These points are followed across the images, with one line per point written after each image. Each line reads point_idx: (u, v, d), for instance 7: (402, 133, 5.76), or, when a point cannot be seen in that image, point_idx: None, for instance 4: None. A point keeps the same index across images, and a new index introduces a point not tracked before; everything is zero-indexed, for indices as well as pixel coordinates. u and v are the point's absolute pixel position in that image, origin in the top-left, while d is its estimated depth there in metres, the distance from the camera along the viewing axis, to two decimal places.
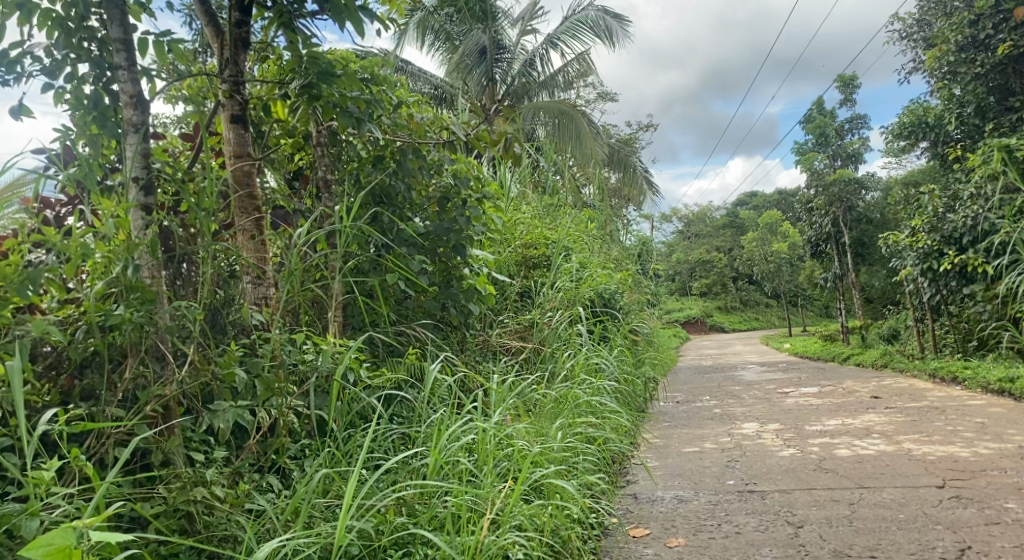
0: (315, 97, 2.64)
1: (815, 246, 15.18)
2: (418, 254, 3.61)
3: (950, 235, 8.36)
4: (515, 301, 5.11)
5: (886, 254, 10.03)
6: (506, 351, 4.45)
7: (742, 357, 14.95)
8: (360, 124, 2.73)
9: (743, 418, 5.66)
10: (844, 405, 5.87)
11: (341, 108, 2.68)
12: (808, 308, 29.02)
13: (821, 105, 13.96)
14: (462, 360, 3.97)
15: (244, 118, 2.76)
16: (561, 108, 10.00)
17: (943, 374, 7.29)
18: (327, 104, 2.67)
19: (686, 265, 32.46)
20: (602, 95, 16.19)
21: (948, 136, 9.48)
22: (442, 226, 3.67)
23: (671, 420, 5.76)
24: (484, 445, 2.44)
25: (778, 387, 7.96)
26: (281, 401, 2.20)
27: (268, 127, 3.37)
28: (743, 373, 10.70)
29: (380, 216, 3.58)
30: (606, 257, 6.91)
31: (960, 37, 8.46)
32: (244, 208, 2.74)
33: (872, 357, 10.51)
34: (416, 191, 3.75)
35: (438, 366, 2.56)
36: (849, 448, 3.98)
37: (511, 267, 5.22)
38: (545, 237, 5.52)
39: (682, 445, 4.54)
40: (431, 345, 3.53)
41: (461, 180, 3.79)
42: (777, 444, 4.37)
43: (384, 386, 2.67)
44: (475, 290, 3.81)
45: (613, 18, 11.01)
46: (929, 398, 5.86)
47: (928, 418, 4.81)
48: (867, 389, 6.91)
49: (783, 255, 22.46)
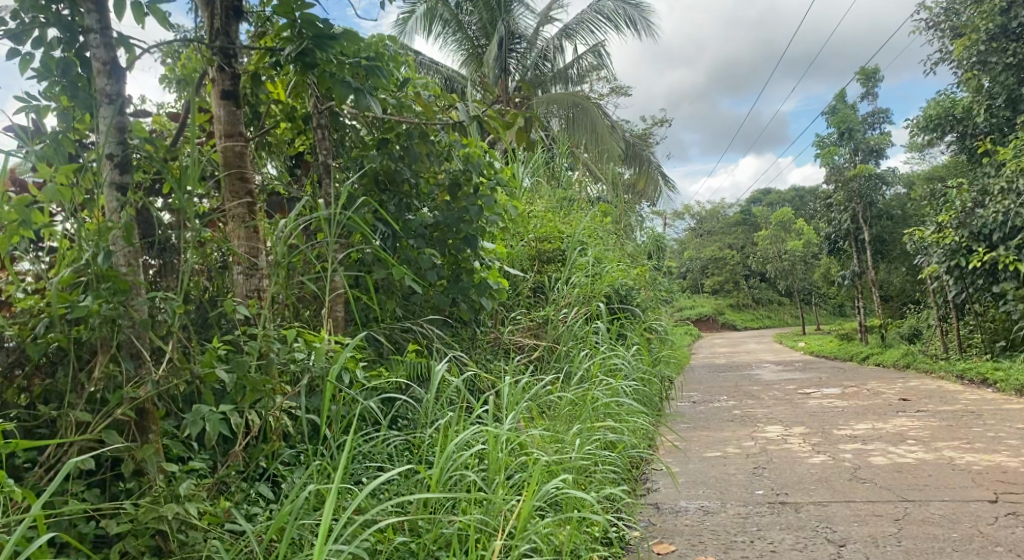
0: (310, 65, 2.45)
1: (833, 242, 14.83)
2: (427, 246, 3.40)
3: (979, 232, 8.05)
4: (528, 297, 4.89)
5: (911, 251, 9.71)
6: (519, 349, 4.26)
7: (757, 356, 14.64)
8: (359, 97, 2.53)
9: (766, 420, 5.41)
10: (871, 408, 5.60)
11: (339, 78, 2.49)
12: (822, 306, 28.59)
13: (842, 98, 13.60)
14: (473, 359, 3.76)
15: (235, 94, 2.55)
16: (574, 100, 9.76)
17: (972, 377, 7.00)
18: (323, 72, 2.48)
19: (698, 262, 32.06)
20: (614, 88, 15.90)
21: (976, 129, 9.13)
22: (452, 216, 3.45)
23: (691, 421, 5.51)
24: (495, 454, 2.22)
25: (798, 388, 7.69)
26: (268, 405, 2.00)
27: (265, 107, 3.19)
28: (761, 372, 10.41)
29: (385, 205, 3.38)
30: (621, 252, 6.66)
31: (991, 26, 8.10)
32: (234, 192, 2.53)
33: (893, 357, 10.20)
34: (424, 178, 3.54)
35: (445, 365, 2.35)
36: (886, 455, 3.74)
37: (524, 261, 5.01)
38: (559, 230, 5.28)
39: (703, 449, 4.29)
40: (438, 342, 3.34)
41: (472, 165, 3.57)
42: (806, 449, 4.12)
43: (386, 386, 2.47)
44: (486, 284, 3.60)
45: (633, 7, 10.75)
46: (961, 401, 5.59)
47: (965, 423, 4.55)
48: (892, 391, 6.63)
49: (797, 252, 22.07)
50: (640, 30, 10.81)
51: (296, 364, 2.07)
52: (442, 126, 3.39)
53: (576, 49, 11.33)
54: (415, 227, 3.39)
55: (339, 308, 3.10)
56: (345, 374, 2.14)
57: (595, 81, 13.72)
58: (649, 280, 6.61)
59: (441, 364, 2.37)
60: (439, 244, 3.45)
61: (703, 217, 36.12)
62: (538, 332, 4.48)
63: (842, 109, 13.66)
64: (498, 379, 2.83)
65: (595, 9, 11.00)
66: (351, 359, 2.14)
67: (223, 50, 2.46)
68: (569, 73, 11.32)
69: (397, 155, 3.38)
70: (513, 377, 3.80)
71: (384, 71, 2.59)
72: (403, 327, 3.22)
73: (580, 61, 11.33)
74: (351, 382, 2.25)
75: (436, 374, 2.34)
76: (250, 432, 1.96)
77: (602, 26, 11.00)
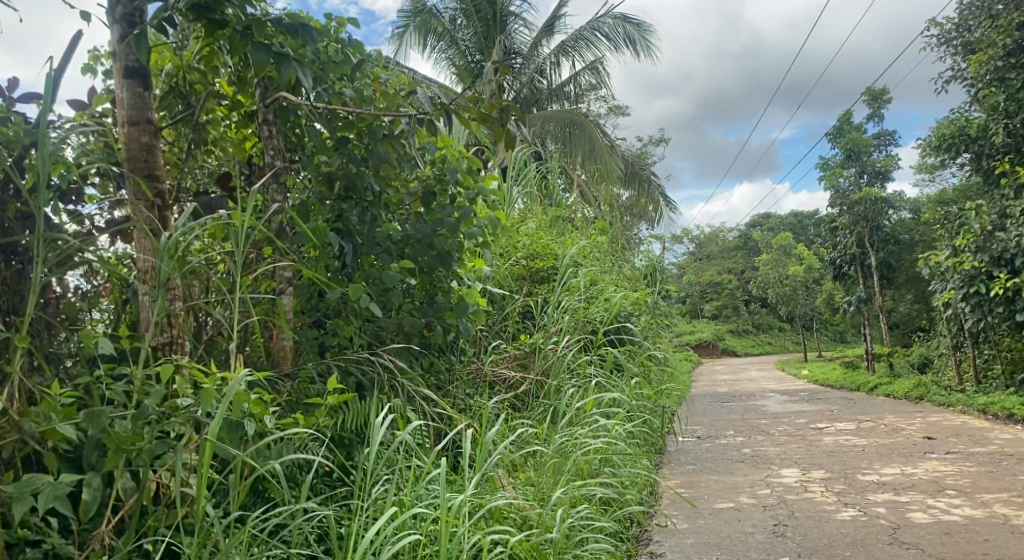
0: (216, 23, 2.20)
1: (838, 267, 14.35)
2: (394, 263, 2.94)
3: (999, 257, 7.60)
4: (517, 323, 4.42)
5: (926, 276, 9.21)
6: (503, 382, 3.79)
7: (759, 384, 14.07)
8: (280, 63, 2.22)
9: (779, 461, 4.88)
10: (894, 448, 5.08)
11: (254, 40, 2.19)
12: (823, 332, 28.03)
13: (848, 118, 13.21)
14: (447, 395, 3.31)
15: (142, 72, 2.10)
16: (571, 117, 9.35)
17: (998, 413, 6.50)
18: (234, 33, 2.20)
19: (697, 287, 31.47)
20: (612, 109, 15.52)
21: (992, 149, 8.63)
22: (424, 229, 3.00)
23: (695, 462, 4.98)
24: (444, 540, 1.74)
25: (810, 422, 7.15)
26: (165, 459, 1.64)
27: (199, 101, 2.80)
28: (766, 403, 9.85)
29: (345, 216, 2.93)
30: (619, 275, 6.18)
31: (1009, 40, 7.80)
32: (139, 192, 2.07)
33: (904, 387, 9.68)
34: (393, 186, 3.10)
35: (384, 416, 2.00)
36: (928, 513, 3.22)
37: (510, 282, 4.55)
38: (552, 248, 4.84)
39: (713, 499, 3.75)
40: (403, 379, 2.88)
41: (450, 171, 3.10)
42: (832, 502, 3.59)
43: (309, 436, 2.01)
44: (466, 305, 3.14)
45: (634, 26, 10.46)
46: (994, 441, 5.07)
47: (1007, 469, 4.06)
48: (914, 427, 6.10)
49: (798, 278, 21.62)
50: (638, 52, 10.55)
51: (182, 412, 1.67)
52: (409, 119, 2.94)
53: (573, 66, 10.96)
54: (381, 239, 2.93)
55: (285, 336, 2.72)
56: (248, 424, 1.73)
57: (592, 101, 13.33)
58: (650, 304, 6.13)
59: (381, 417, 2.01)
60: (409, 264, 3.01)
61: (701, 240, 35.59)
62: (526, 363, 3.96)
63: (848, 130, 13.24)
64: (466, 426, 2.41)
65: (592, 26, 10.61)
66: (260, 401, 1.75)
67: (124, 16, 2.08)
68: (565, 91, 10.94)
69: (360, 156, 2.94)
70: (493, 417, 3.33)
71: (312, 31, 2.33)
72: (362, 358, 2.76)
73: (577, 80, 10.97)
74: (263, 432, 1.88)
75: (373, 426, 1.98)
76: (131, 499, 1.59)
77: (600, 44, 10.64)
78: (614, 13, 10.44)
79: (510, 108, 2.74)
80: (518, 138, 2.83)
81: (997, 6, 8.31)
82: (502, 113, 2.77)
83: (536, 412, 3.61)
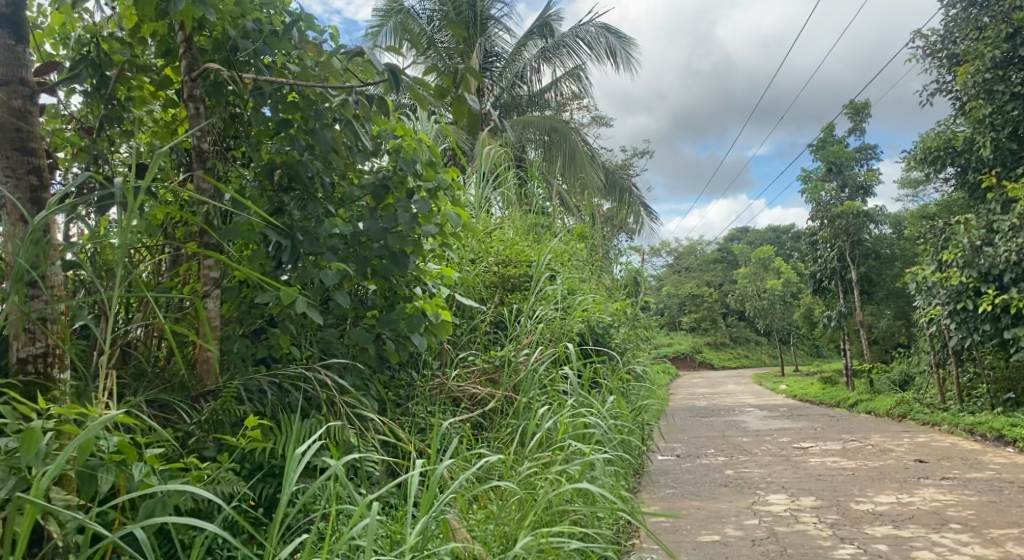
0: None
1: (818, 281, 14.18)
2: (338, 262, 2.59)
3: (987, 272, 7.41)
4: (487, 333, 4.11)
5: (911, 291, 8.99)
6: (467, 399, 3.53)
7: (737, 398, 13.80)
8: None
9: (764, 485, 4.55)
10: (886, 472, 4.78)
11: None
12: (801, 346, 28.01)
13: (830, 131, 13.06)
14: (401, 416, 3.05)
15: (14, 21, 1.82)
16: (551, 124, 9.05)
17: (988, 434, 6.26)
18: None
19: (676, 300, 31.24)
20: (594, 117, 15.24)
21: (980, 162, 8.45)
22: (375, 226, 2.65)
23: (675, 485, 4.64)
24: None
25: (793, 441, 6.86)
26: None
27: (116, 69, 2.45)
28: (746, 419, 9.55)
29: (285, 209, 2.59)
30: (598, 285, 5.87)
31: (998, 52, 7.63)
32: (8, 166, 1.77)
33: (886, 404, 9.47)
34: (345, 175, 2.75)
35: (308, 447, 1.78)
36: (935, 553, 2.92)
37: (481, 289, 4.23)
38: (526, 254, 4.51)
39: (697, 530, 3.42)
40: (348, 398, 2.54)
41: (405, 163, 2.71)
42: (828, 536, 3.26)
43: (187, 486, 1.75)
44: (421, 316, 2.80)
45: (615, 35, 10.25)
46: (990, 465, 4.80)
47: (1009, 498, 3.79)
48: (903, 449, 5.83)
49: (776, 292, 21.50)
50: (619, 62, 10.37)
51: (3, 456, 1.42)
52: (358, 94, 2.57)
53: (553, 72, 10.68)
54: (324, 236, 2.59)
55: (210, 345, 2.39)
56: (103, 479, 1.49)
57: (574, 108, 13.03)
58: (629, 315, 5.81)
59: (303, 448, 1.80)
60: (357, 265, 2.66)
61: (680, 253, 35.44)
62: (496, 378, 3.67)
63: (830, 143, 13.09)
64: (414, 459, 2.08)
65: (574, 32, 10.35)
66: (126, 453, 1.53)
67: None
68: (545, 98, 10.66)
69: (304, 142, 2.61)
70: (450, 440, 3.05)
71: None
72: (298, 373, 2.42)
73: (557, 86, 10.70)
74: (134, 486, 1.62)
75: (293, 459, 1.75)
76: None
77: (581, 50, 10.38)
78: (597, 20, 10.19)
79: (463, 78, 2.24)
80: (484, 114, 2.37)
81: (984, 18, 8.17)
82: (457, 85, 2.28)
83: (501, 433, 3.30)
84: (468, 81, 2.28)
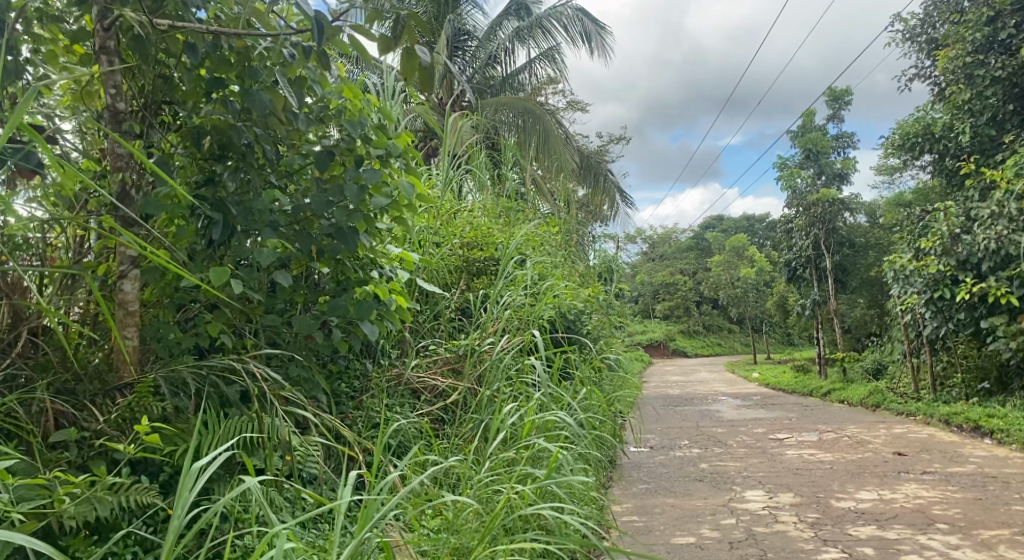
0: None
1: (793, 269, 14.09)
2: (276, 241, 2.32)
3: (965, 260, 7.32)
4: (451, 320, 3.86)
5: (887, 279, 8.89)
6: (427, 390, 3.29)
7: (710, 387, 13.71)
8: None
9: (740, 480, 4.36)
10: (865, 466, 4.63)
11: None
12: (773, 334, 28.18)
13: (808, 118, 12.94)
14: (351, 410, 2.81)
15: None
16: (525, 105, 8.74)
17: (965, 425, 6.16)
18: None
19: (650, 287, 31.17)
20: (570, 102, 14.95)
21: (958, 149, 8.34)
22: (320, 200, 2.38)
23: (648, 480, 4.42)
24: None
25: (768, 432, 6.72)
26: None
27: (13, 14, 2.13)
28: (720, 408, 9.42)
29: (217, 180, 2.32)
30: (571, 271, 5.62)
31: (979, 35, 7.51)
32: None
33: (859, 394, 9.41)
34: (287, 142, 2.47)
35: (207, 461, 1.55)
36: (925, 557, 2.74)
37: (445, 273, 3.97)
38: (494, 237, 4.26)
39: (671, 531, 3.22)
40: (287, 392, 2.26)
41: (352, 129, 2.46)
42: (810, 538, 3.06)
43: (65, 506, 1.62)
44: (371, 301, 2.54)
45: (591, 20, 9.91)
46: (971, 459, 4.66)
47: (994, 495, 3.64)
48: (880, 440, 5.70)
49: (749, 281, 21.48)
50: (594, 48, 10.02)
51: None
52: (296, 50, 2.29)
53: (528, 53, 10.34)
54: (262, 212, 2.32)
55: (130, 333, 2.12)
56: None
57: (550, 91, 12.74)
58: (603, 302, 5.58)
59: (202, 462, 1.56)
60: (301, 243, 2.40)
61: (655, 240, 35.39)
62: (460, 368, 3.43)
63: (809, 130, 12.99)
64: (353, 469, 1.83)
65: (549, 14, 9.99)
66: None
67: None
68: (519, 80, 10.25)
69: (238, 105, 2.32)
70: (404, 439, 2.82)
71: None
72: (227, 365, 2.14)
73: (532, 68, 10.33)
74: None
75: (188, 475, 1.52)
76: None
77: (556, 33, 10.05)
78: (573, 3, 9.87)
79: (402, 25, 1.94)
80: (436, 76, 2.09)
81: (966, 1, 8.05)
82: (397, 36, 1.97)
83: (462, 429, 3.05)
84: (409, 30, 1.98)
